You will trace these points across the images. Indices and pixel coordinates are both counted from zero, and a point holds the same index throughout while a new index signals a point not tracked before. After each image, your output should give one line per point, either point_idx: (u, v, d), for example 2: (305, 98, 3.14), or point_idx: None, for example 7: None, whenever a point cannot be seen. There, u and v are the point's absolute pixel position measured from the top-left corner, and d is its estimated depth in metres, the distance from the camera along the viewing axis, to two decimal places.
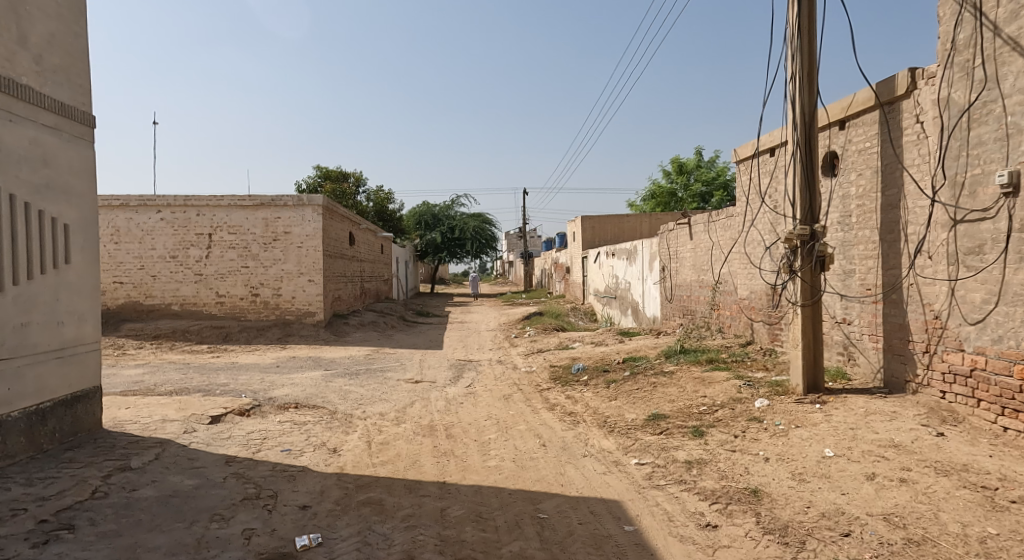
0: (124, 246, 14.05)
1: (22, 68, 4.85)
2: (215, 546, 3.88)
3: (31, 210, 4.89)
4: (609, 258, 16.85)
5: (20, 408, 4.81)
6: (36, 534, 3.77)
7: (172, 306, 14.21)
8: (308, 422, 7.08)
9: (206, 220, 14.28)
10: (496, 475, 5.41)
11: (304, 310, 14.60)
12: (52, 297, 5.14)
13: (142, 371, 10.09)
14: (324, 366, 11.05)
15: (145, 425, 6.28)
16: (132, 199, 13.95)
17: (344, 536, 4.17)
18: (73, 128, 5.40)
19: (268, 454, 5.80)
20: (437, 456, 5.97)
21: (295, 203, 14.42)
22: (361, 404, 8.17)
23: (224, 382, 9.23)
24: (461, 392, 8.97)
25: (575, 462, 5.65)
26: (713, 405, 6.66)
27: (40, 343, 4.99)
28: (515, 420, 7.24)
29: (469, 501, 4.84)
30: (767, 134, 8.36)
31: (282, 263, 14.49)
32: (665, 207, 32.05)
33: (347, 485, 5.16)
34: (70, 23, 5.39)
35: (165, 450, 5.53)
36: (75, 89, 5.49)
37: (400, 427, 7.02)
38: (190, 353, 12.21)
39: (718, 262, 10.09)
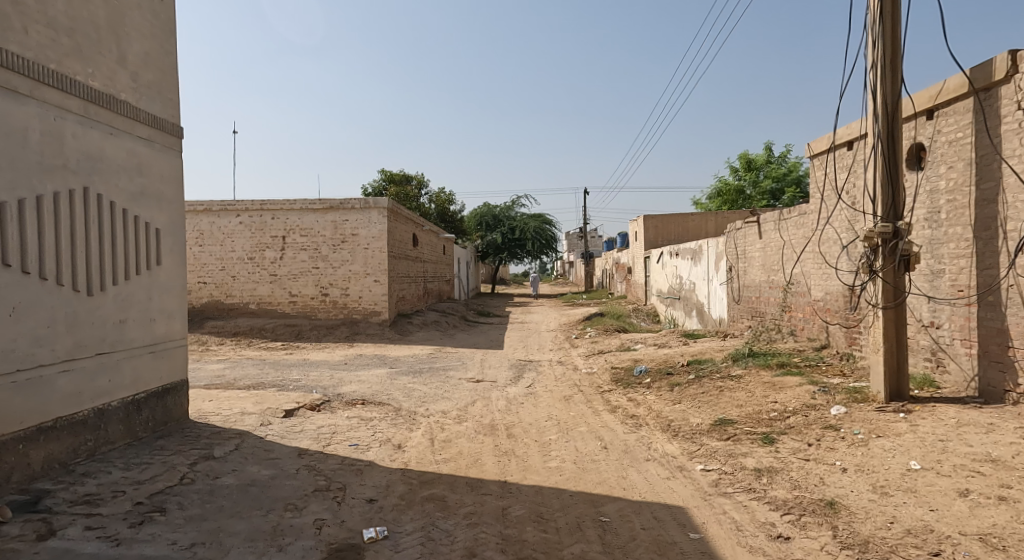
0: (207, 248, 14.92)
1: (121, 85, 5.23)
2: (290, 534, 4.06)
3: (128, 216, 5.26)
4: (672, 258, 16.47)
5: (119, 399, 5.18)
6: (133, 515, 4.04)
7: (250, 305, 14.97)
8: (374, 418, 7.27)
9: (280, 223, 14.97)
10: (558, 476, 5.40)
11: (370, 310, 15.03)
12: (145, 296, 5.52)
13: (223, 366, 10.70)
14: (389, 364, 11.36)
15: (226, 417, 6.65)
16: (215, 205, 14.79)
17: (409, 530, 4.26)
18: (164, 139, 5.78)
19: (337, 448, 6.02)
20: (498, 456, 6.01)
21: (361, 206, 14.88)
22: (425, 401, 8.34)
23: (296, 378, 9.64)
24: (523, 392, 9.00)
25: (638, 466, 5.56)
26: (784, 411, 6.40)
27: (135, 338, 5.37)
28: (576, 421, 7.20)
29: (530, 501, 4.85)
30: (845, 126, 7.95)
31: (350, 264, 14.98)
32: (733, 205, 31.12)
33: (412, 480, 5.28)
34: (161, 41, 5.76)
35: (244, 442, 5.83)
36: (166, 103, 5.86)
37: (463, 425, 7.11)
38: (265, 350, 12.82)
39: (790, 262, 9.69)
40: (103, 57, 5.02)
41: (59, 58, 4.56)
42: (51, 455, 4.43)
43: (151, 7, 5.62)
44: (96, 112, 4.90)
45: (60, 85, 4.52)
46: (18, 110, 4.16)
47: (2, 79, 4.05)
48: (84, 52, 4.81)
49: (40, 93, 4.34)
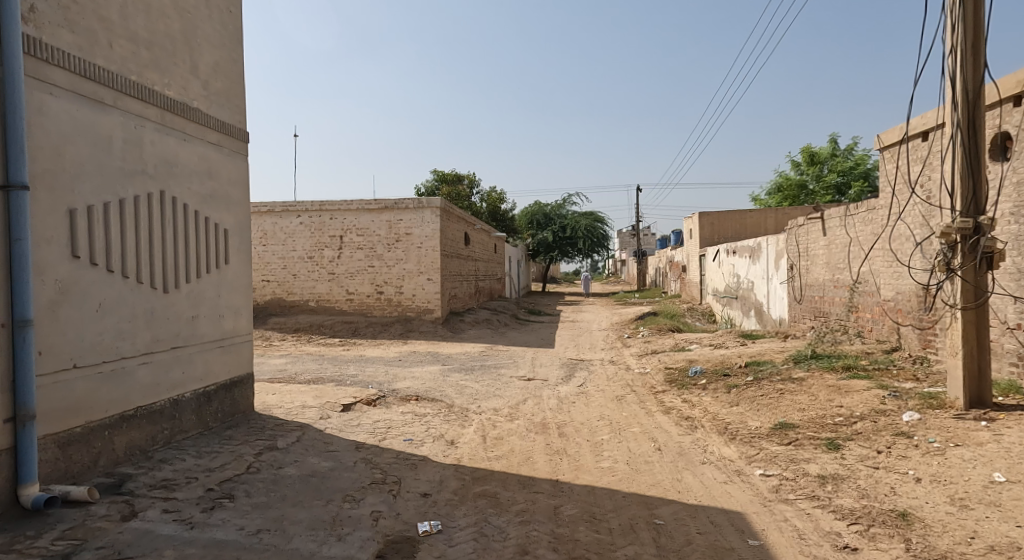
0: (270, 247, 15.53)
1: (193, 93, 5.50)
2: (348, 525, 4.18)
3: (199, 217, 5.53)
4: (729, 257, 16.02)
5: (192, 390, 5.46)
6: (205, 500, 4.25)
7: (310, 302, 15.49)
8: (428, 415, 7.39)
9: (338, 223, 15.42)
10: (610, 477, 5.35)
11: (423, 308, 15.27)
12: (215, 293, 5.80)
13: (285, 361, 11.11)
14: (442, 361, 11.52)
15: (288, 410, 6.91)
16: (277, 206, 15.38)
17: (462, 526, 4.32)
18: (232, 144, 6.05)
19: (392, 442, 6.15)
20: (550, 455, 6.00)
21: (415, 206, 15.15)
22: (477, 399, 8.42)
23: (353, 374, 9.91)
24: (574, 391, 8.94)
25: (694, 469, 5.44)
26: (851, 416, 6.13)
27: (206, 333, 5.65)
28: (628, 422, 7.11)
29: (582, 501, 4.83)
30: (920, 116, 7.55)
31: (404, 262, 15.27)
32: (794, 201, 30.02)
33: (464, 476, 5.35)
34: (229, 50, 6.04)
35: (305, 434, 6.04)
36: (234, 109, 6.13)
37: (514, 423, 7.14)
38: (324, 346, 13.23)
39: (857, 260, 9.27)
40: (177, 67, 5.29)
41: (139, 70, 4.83)
42: (133, 442, 4.71)
43: (219, 18, 5.89)
44: (172, 120, 5.17)
45: (140, 95, 4.79)
46: (103, 119, 4.43)
47: (90, 90, 4.32)
48: (161, 63, 5.08)
49: (122, 103, 4.61)
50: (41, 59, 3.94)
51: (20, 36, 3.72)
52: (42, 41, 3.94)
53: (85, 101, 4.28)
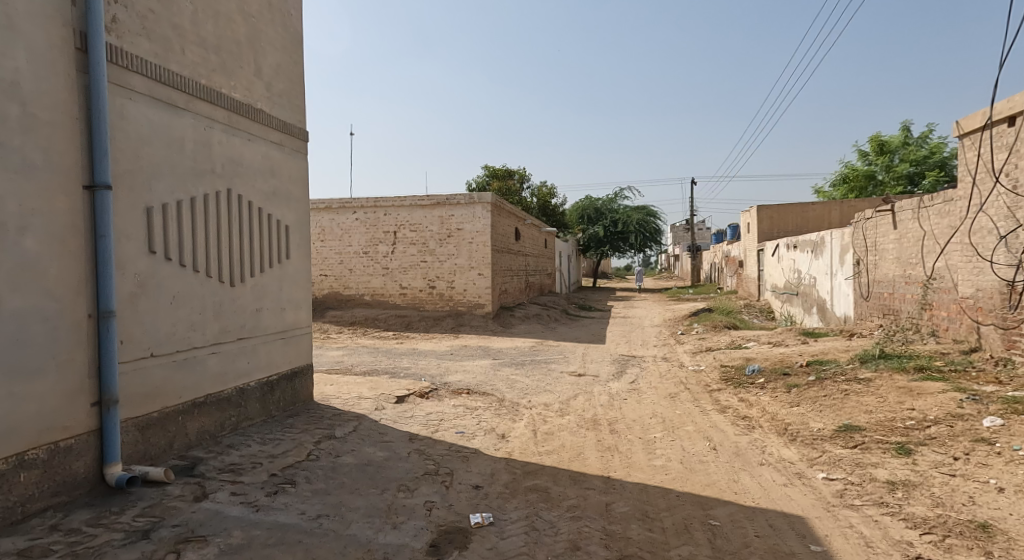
0: (327, 243, 16.01)
1: (257, 95, 5.70)
2: (403, 513, 4.26)
3: (263, 214, 5.75)
4: (790, 251, 15.46)
5: (256, 379, 5.70)
6: (269, 485, 4.43)
7: (365, 296, 15.89)
8: (479, 408, 7.46)
9: (392, 219, 15.74)
10: (663, 475, 5.26)
11: (474, 302, 15.40)
12: (277, 287, 6.02)
13: (342, 353, 11.45)
14: (493, 356, 11.61)
15: (345, 400, 7.12)
16: (334, 203, 15.83)
17: (514, 519, 4.33)
18: (293, 143, 6.25)
19: (445, 434, 6.24)
20: (601, 451, 5.95)
21: (466, 201, 15.28)
22: (528, 393, 8.45)
23: (407, 366, 10.11)
24: (626, 388, 8.83)
25: (751, 469, 5.28)
26: (924, 420, 5.81)
27: (269, 325, 5.88)
28: (682, 420, 6.96)
29: (634, 498, 4.77)
30: (1005, 100, 7.07)
31: (455, 257, 15.43)
32: (861, 193, 28.66)
33: (515, 470, 5.37)
34: (290, 52, 6.23)
35: (361, 424, 6.20)
36: (295, 109, 6.33)
37: (565, 419, 7.11)
38: (379, 339, 13.56)
39: (931, 254, 8.77)
40: (243, 69, 5.49)
41: (208, 74, 5.04)
42: (204, 427, 4.95)
43: (281, 21, 6.08)
44: (238, 121, 5.39)
45: (209, 97, 5.01)
46: (176, 121, 4.65)
47: (164, 94, 4.54)
48: (228, 67, 5.29)
49: (193, 105, 4.83)
50: (122, 66, 4.17)
51: (103, 45, 3.94)
52: (122, 49, 4.17)
53: (159, 105, 4.50)
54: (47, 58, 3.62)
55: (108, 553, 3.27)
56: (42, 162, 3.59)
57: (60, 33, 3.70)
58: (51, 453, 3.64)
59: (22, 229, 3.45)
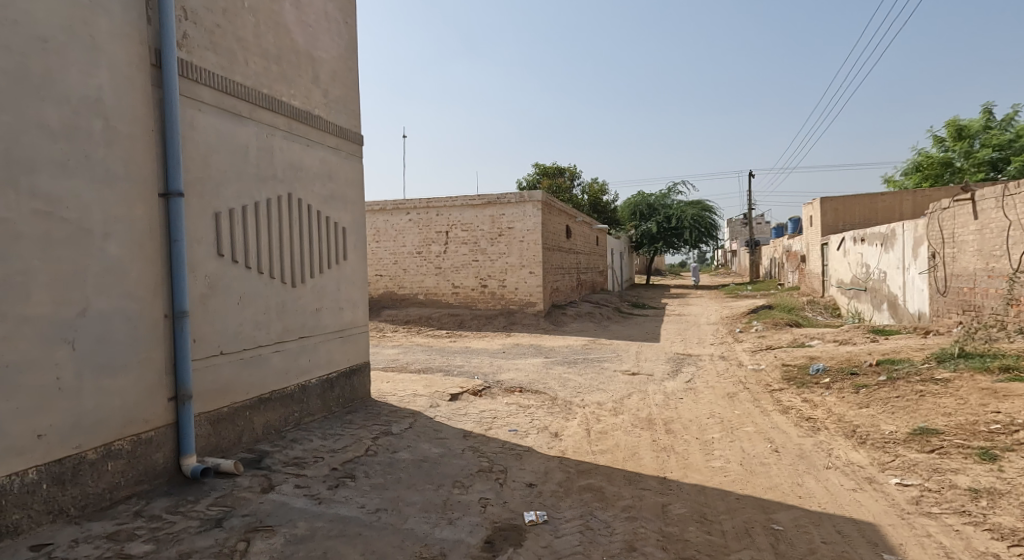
0: (382, 244, 16.39)
1: (315, 101, 5.89)
2: (458, 509, 4.32)
3: (321, 217, 5.94)
4: (857, 245, 14.78)
5: (317, 377, 5.90)
6: (330, 478, 4.58)
7: (418, 295, 16.19)
8: (532, 406, 7.47)
9: (444, 219, 15.95)
10: (722, 477, 5.12)
11: (526, 301, 15.42)
12: (335, 286, 6.21)
13: (397, 351, 11.71)
14: (545, 354, 11.61)
15: (401, 397, 7.27)
16: (388, 204, 16.18)
17: (568, 518, 4.32)
18: (349, 147, 6.43)
19: (498, 432, 6.28)
20: (657, 451, 5.86)
21: (517, 200, 15.32)
22: (581, 392, 8.40)
23: (460, 364, 10.24)
24: (682, 387, 8.65)
25: (817, 473, 5.08)
26: (1009, 424, 5.44)
27: (329, 323, 6.07)
28: (741, 420, 6.77)
29: (692, 500, 4.67)
30: None
31: (507, 256, 15.49)
32: (936, 182, 27.09)
33: (570, 469, 5.35)
34: (345, 59, 6.41)
35: (417, 421, 6.33)
36: (350, 114, 6.50)
37: (619, 418, 7.04)
38: (433, 337, 13.79)
39: (1018, 246, 8.20)
40: (302, 78, 5.68)
41: (270, 83, 5.24)
42: (270, 422, 5.17)
43: (337, 29, 6.26)
44: (297, 128, 5.58)
45: (271, 106, 5.21)
46: (241, 130, 4.86)
47: (230, 104, 4.75)
48: (288, 76, 5.48)
49: (256, 114, 5.03)
50: (192, 80, 4.39)
51: (175, 60, 4.15)
52: (192, 64, 4.38)
53: (226, 115, 4.71)
54: (126, 74, 3.84)
55: (185, 539, 3.45)
56: (123, 172, 3.81)
57: (137, 51, 3.92)
58: (133, 444, 3.87)
59: (106, 235, 3.68)
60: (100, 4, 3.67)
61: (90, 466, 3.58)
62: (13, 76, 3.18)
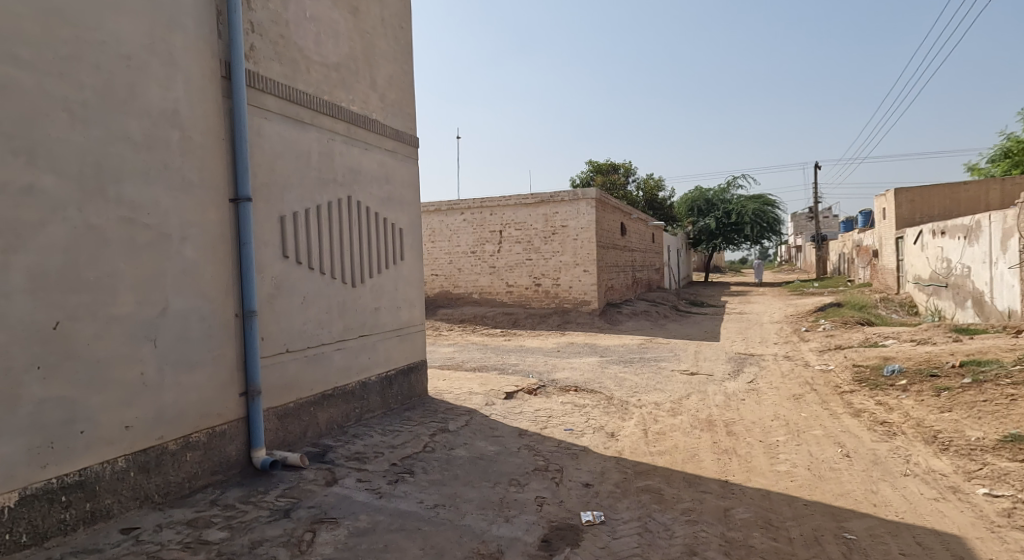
0: (437, 244, 16.62)
1: (373, 106, 6.02)
2: (515, 507, 4.32)
3: (379, 218, 6.06)
4: (936, 238, 13.91)
5: (377, 374, 6.03)
6: (390, 473, 4.67)
7: (473, 294, 16.33)
8: (588, 406, 7.39)
9: (498, 219, 16.02)
10: (788, 482, 4.92)
11: (581, 299, 15.29)
12: (393, 286, 6.33)
13: (453, 349, 11.84)
14: (600, 353, 11.49)
15: (457, 395, 7.35)
16: (443, 205, 16.39)
17: (626, 519, 4.25)
18: (405, 149, 6.54)
19: (553, 431, 6.25)
20: (718, 453, 5.68)
21: (570, 198, 15.22)
22: (638, 391, 8.26)
23: (515, 363, 10.25)
24: (744, 388, 8.37)
25: (893, 480, 4.80)
26: None
27: (387, 322, 6.19)
28: (808, 423, 6.49)
29: (756, 505, 4.50)
30: None
31: (560, 255, 15.41)
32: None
33: (627, 469, 5.26)
34: (401, 64, 6.52)
35: (473, 418, 6.37)
36: (406, 117, 6.61)
37: (678, 418, 6.87)
38: (487, 336, 13.88)
39: None
40: (360, 83, 5.81)
41: (330, 89, 5.38)
42: (332, 417, 5.31)
43: (393, 34, 6.37)
44: (356, 132, 5.71)
45: (331, 112, 5.35)
46: (304, 136, 5.02)
47: (293, 112, 4.91)
48: (347, 82, 5.62)
49: (317, 120, 5.18)
50: (258, 89, 4.55)
51: (243, 72, 4.32)
52: (259, 74, 4.55)
53: (290, 122, 4.87)
54: (199, 86, 4.02)
55: (257, 527, 3.59)
56: (197, 179, 3.99)
57: (209, 64, 4.10)
58: (209, 437, 4.06)
59: (183, 239, 3.87)
60: (176, 21, 3.86)
61: (171, 456, 3.78)
62: (100, 92, 3.38)
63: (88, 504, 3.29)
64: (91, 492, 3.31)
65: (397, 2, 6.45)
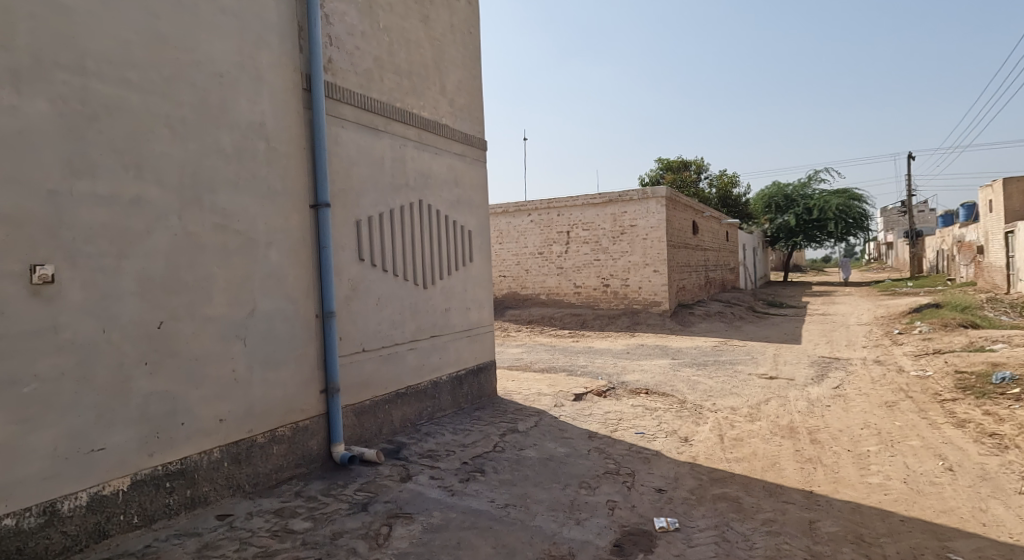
0: (505, 245, 16.73)
1: (443, 111, 6.10)
2: (586, 510, 4.25)
3: (449, 220, 6.14)
4: None
5: (448, 374, 6.10)
6: (462, 471, 4.71)
7: (541, 295, 16.31)
8: (660, 409, 7.20)
9: (565, 219, 15.94)
10: (881, 495, 4.58)
11: (651, 300, 14.95)
12: (463, 287, 6.40)
13: (521, 350, 11.86)
14: (672, 355, 11.18)
15: (526, 396, 7.33)
16: (510, 206, 16.47)
17: (702, 527, 4.08)
18: (474, 152, 6.60)
19: (625, 434, 6.12)
20: (801, 462, 5.38)
21: (640, 196, 14.92)
22: (712, 395, 7.96)
23: (584, 364, 10.14)
24: (829, 394, 7.89)
25: (1005, 498, 4.37)
26: None
27: (457, 323, 6.26)
28: (902, 434, 6.03)
29: (845, 518, 4.21)
30: None
31: (629, 255, 15.13)
32: None
33: (702, 476, 5.07)
34: (470, 69, 6.59)
35: (542, 420, 6.34)
36: (475, 121, 6.67)
37: (756, 424, 6.57)
38: (555, 337, 13.81)
39: None
40: (431, 89, 5.90)
41: (402, 96, 5.50)
42: (406, 415, 5.42)
43: (462, 40, 6.44)
44: (426, 137, 5.81)
45: (403, 118, 5.46)
46: (377, 142, 5.15)
47: (368, 119, 5.05)
48: (418, 88, 5.72)
49: (390, 127, 5.31)
50: (336, 99, 4.71)
51: (322, 83, 4.49)
52: (336, 85, 4.71)
53: (365, 130, 5.02)
54: (283, 99, 4.20)
55: (338, 519, 3.70)
56: (281, 187, 4.17)
57: (292, 77, 4.28)
58: (293, 431, 4.23)
59: (268, 244, 4.05)
60: (262, 38, 4.05)
61: (259, 449, 3.96)
62: (197, 108, 3.58)
63: (188, 491, 3.49)
64: (191, 479, 3.51)
65: (465, 8, 6.52)
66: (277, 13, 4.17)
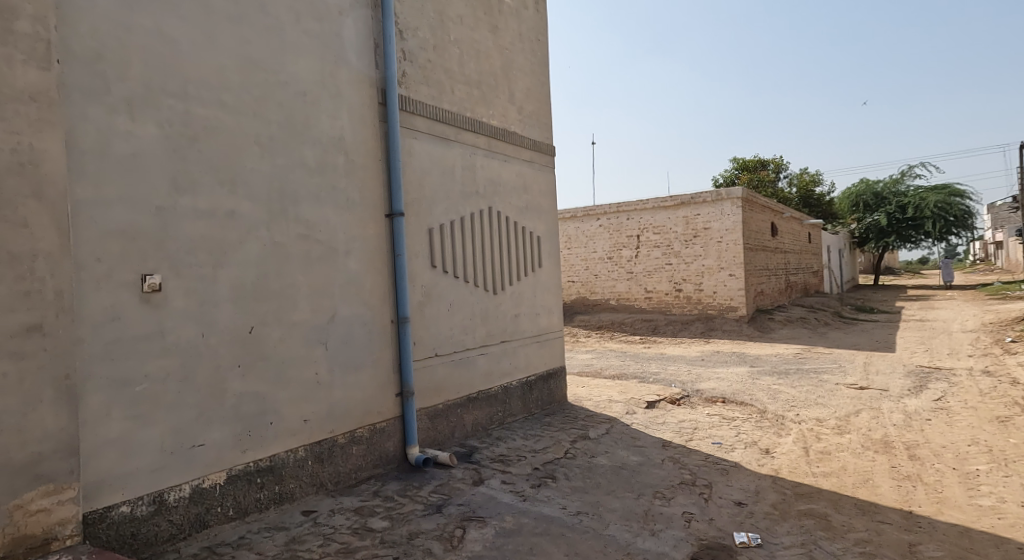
0: (574, 250, 16.64)
1: (511, 119, 6.14)
2: (661, 521, 4.13)
3: (518, 226, 6.17)
4: None
5: (518, 379, 6.12)
6: (533, 477, 4.69)
7: (611, 301, 16.08)
8: (738, 419, 6.90)
9: (635, 223, 15.66)
10: (994, 519, 4.17)
11: (726, 305, 14.41)
12: (532, 293, 6.39)
13: (591, 356, 11.73)
14: (750, 362, 10.71)
15: (597, 403, 7.22)
16: (579, 211, 16.38)
17: (786, 544, 3.87)
18: (542, 159, 6.60)
19: (700, 444, 5.91)
20: (897, 479, 5.00)
21: (713, 198, 14.44)
22: (795, 405, 7.56)
23: (656, 371, 9.89)
24: (929, 406, 7.30)
25: None
26: None
27: (527, 328, 6.26)
28: (1017, 452, 5.48)
29: (951, 543, 3.87)
30: None
31: (703, 258, 14.65)
32: None
33: (785, 490, 4.81)
34: (538, 75, 6.60)
35: (614, 427, 6.22)
36: (543, 127, 6.67)
37: (845, 437, 6.17)
38: (626, 343, 13.56)
39: None
40: (500, 98, 5.96)
41: (472, 106, 5.58)
42: (477, 419, 5.47)
43: (530, 47, 6.47)
44: (496, 145, 5.86)
45: (473, 127, 5.54)
46: (449, 152, 5.25)
47: (440, 130, 5.15)
48: (488, 98, 5.78)
49: (461, 137, 5.40)
50: (409, 111, 4.84)
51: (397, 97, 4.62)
52: (410, 97, 4.84)
53: (437, 140, 5.12)
54: (361, 113, 4.36)
55: (414, 520, 3.77)
56: (359, 198, 4.32)
57: (368, 93, 4.43)
58: (371, 433, 4.35)
59: (348, 252, 4.21)
60: (342, 57, 4.22)
61: (340, 449, 4.10)
62: (283, 125, 3.78)
63: (277, 487, 3.66)
64: (279, 476, 3.68)
65: (533, 15, 6.55)
66: (355, 32, 4.33)
